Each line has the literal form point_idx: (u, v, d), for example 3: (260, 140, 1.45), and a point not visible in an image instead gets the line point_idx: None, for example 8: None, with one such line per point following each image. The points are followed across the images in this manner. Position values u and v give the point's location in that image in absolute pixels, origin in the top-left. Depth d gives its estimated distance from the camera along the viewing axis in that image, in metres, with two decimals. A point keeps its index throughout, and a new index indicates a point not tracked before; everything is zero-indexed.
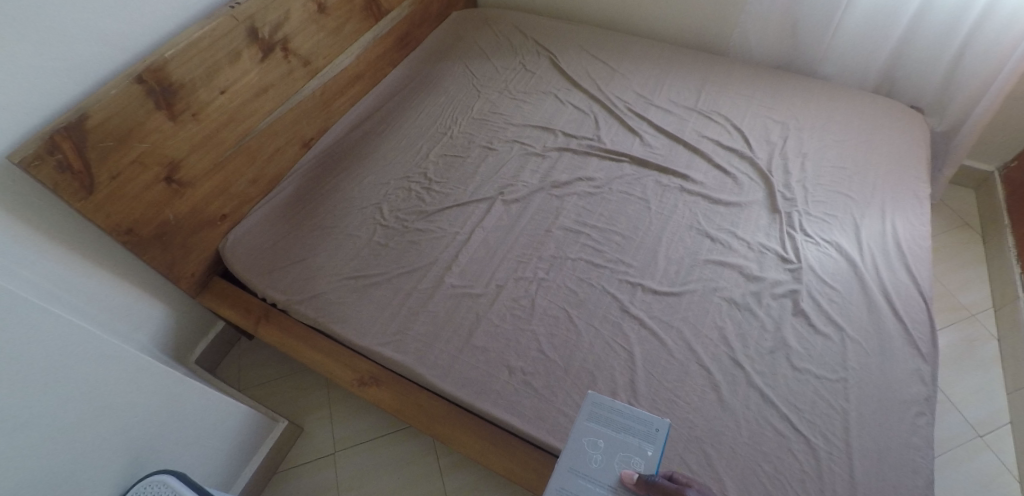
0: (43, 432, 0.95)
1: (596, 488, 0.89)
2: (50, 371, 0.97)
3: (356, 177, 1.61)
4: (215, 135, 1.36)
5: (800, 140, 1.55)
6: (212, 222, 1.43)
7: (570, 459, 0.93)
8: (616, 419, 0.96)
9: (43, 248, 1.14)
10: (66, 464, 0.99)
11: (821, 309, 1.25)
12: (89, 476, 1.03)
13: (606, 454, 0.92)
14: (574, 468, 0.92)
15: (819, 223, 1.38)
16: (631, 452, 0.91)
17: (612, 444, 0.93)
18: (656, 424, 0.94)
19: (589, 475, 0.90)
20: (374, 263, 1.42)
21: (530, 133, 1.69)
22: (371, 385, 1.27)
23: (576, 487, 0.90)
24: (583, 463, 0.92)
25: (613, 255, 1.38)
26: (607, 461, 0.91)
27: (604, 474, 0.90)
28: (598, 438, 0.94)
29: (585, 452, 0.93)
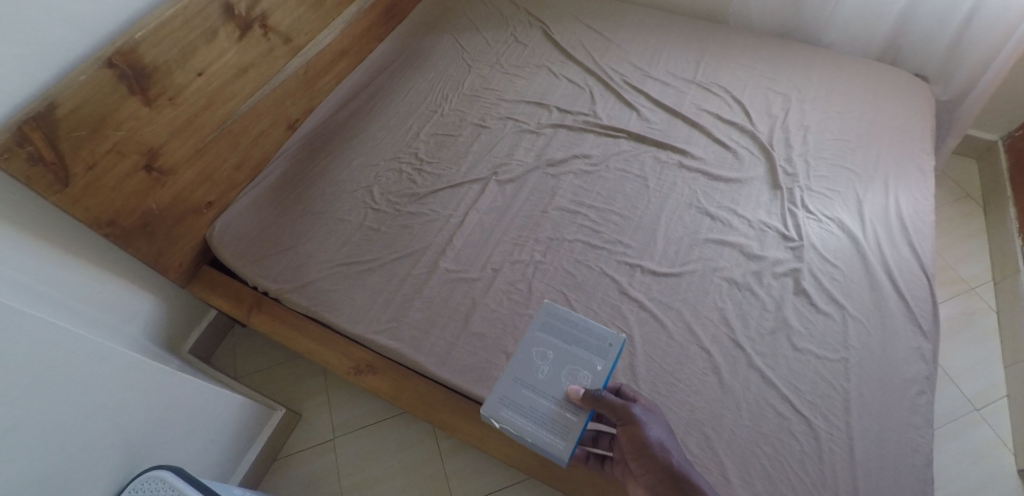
0: (36, 435, 0.93)
1: (539, 394, 1.02)
2: (38, 372, 0.94)
3: (344, 159, 1.56)
4: (194, 120, 1.31)
5: (802, 112, 1.51)
6: (196, 210, 1.39)
7: (519, 371, 1.05)
8: (568, 332, 1.08)
9: (22, 243, 1.10)
10: (61, 465, 0.97)
11: (822, 287, 1.23)
12: (87, 475, 1.02)
13: (553, 365, 1.04)
14: (522, 379, 1.05)
15: (821, 199, 1.35)
16: (579, 366, 1.03)
17: (561, 355, 1.05)
18: (608, 339, 1.05)
19: (535, 386, 1.03)
20: (367, 249, 1.39)
21: (523, 109, 1.63)
22: (368, 374, 1.25)
23: (521, 394, 1.03)
24: (530, 374, 1.04)
25: (611, 235, 1.35)
26: (553, 371, 1.04)
27: (548, 384, 1.03)
28: (547, 350, 1.07)
29: (535, 364, 1.05)
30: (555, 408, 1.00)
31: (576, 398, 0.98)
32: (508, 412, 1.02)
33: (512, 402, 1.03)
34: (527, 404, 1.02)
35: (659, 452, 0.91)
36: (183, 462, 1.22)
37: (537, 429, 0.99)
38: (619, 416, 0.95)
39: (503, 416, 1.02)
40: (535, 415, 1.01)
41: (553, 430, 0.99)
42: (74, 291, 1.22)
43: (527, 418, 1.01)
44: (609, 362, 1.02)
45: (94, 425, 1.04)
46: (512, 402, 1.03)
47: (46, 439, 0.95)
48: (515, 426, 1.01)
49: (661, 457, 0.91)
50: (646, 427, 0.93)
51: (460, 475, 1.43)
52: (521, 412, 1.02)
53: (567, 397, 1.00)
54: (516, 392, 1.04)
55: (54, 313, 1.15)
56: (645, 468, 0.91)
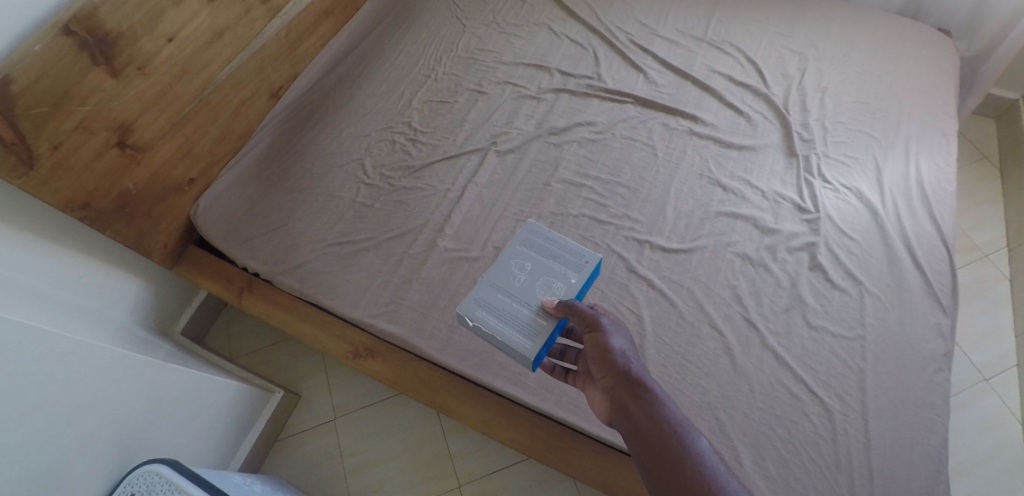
0: (22, 439, 0.87)
1: (514, 301, 0.99)
2: (17, 372, 0.88)
3: (334, 130, 1.49)
4: (167, 90, 1.20)
5: (820, 73, 1.43)
6: (178, 188, 1.31)
7: (496, 278, 1.02)
8: (547, 248, 1.06)
9: None
10: (49, 465, 0.91)
11: (839, 262, 1.17)
12: (82, 474, 0.96)
13: (530, 275, 1.01)
14: (499, 286, 1.01)
15: (839, 167, 1.29)
16: (554, 278, 1.00)
17: (538, 267, 1.02)
18: (585, 258, 1.03)
19: (511, 291, 1.00)
20: (360, 227, 1.32)
21: (522, 72, 1.54)
22: (365, 358, 1.20)
23: (495, 298, 1.00)
24: (508, 282, 1.01)
25: (618, 209, 1.28)
26: (530, 281, 1.00)
27: (524, 292, 0.99)
28: (525, 262, 1.04)
29: (513, 274, 1.02)
30: (529, 315, 0.96)
31: (550, 306, 0.94)
32: (483, 314, 0.99)
33: (487, 305, 1.00)
34: (501, 307, 0.99)
35: (620, 359, 0.83)
36: (179, 453, 1.17)
37: (508, 328, 0.96)
38: (585, 323, 0.88)
39: (477, 317, 0.99)
40: (507, 316, 0.98)
41: (523, 331, 0.95)
42: (54, 277, 1.14)
43: (499, 319, 0.98)
44: (584, 278, 1.01)
45: (81, 421, 0.98)
46: (488, 304, 1.00)
47: (31, 441, 0.88)
48: (486, 326, 0.98)
49: (621, 365, 0.82)
50: (610, 335, 0.85)
51: (463, 455, 1.41)
52: (494, 314, 0.99)
53: (541, 306, 0.96)
54: (491, 296, 1.01)
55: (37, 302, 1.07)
56: (604, 375, 0.83)
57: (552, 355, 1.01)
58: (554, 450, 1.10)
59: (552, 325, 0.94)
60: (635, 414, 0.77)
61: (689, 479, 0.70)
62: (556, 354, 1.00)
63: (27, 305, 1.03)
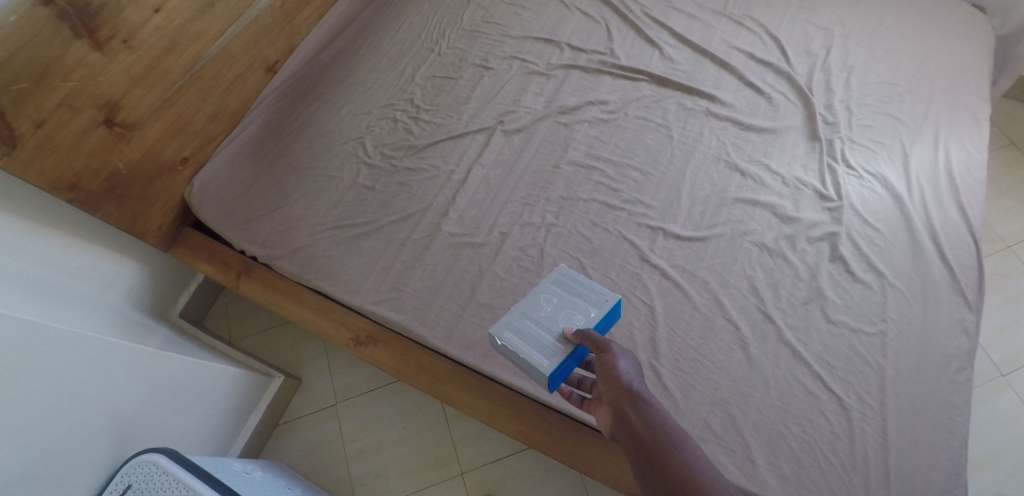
0: (15, 432, 0.84)
1: (537, 329, 0.96)
2: (8, 363, 0.84)
3: (332, 107, 1.42)
4: (157, 65, 1.14)
5: (846, 52, 1.37)
6: (170, 168, 1.26)
7: (525, 305, 1.00)
8: (576, 287, 1.01)
9: None
10: (45, 458, 0.88)
11: (860, 253, 1.12)
12: (79, 468, 0.93)
13: (555, 307, 0.98)
14: (526, 312, 0.99)
15: (863, 152, 1.23)
16: (577, 312, 0.96)
17: (564, 301, 0.99)
18: (607, 296, 1.00)
19: (535, 319, 0.97)
20: (361, 210, 1.27)
21: (530, 46, 1.47)
22: (368, 346, 1.16)
23: (520, 325, 0.97)
24: (533, 310, 0.98)
25: (630, 194, 1.22)
26: (554, 312, 0.97)
27: (548, 320, 0.96)
28: (553, 295, 1.00)
29: (539, 303, 0.99)
30: (549, 340, 0.93)
31: (568, 334, 0.90)
32: (509, 334, 0.97)
33: (513, 328, 0.98)
34: (524, 333, 0.96)
35: (625, 379, 0.77)
36: (178, 440, 1.15)
37: (531, 348, 0.94)
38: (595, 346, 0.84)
39: (504, 337, 0.97)
40: (529, 340, 0.95)
41: (544, 352, 0.92)
42: (45, 260, 1.09)
43: (523, 341, 0.95)
44: (604, 313, 0.97)
45: (76, 411, 0.95)
46: (515, 326, 0.98)
47: (23, 433, 0.85)
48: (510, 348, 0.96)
49: (625, 382, 0.77)
50: (617, 358, 0.81)
51: (466, 442, 1.39)
52: (518, 337, 0.96)
53: (562, 333, 0.93)
54: (517, 321, 0.98)
55: (28, 285, 1.03)
56: (607, 395, 0.77)
57: (571, 383, 0.97)
58: (562, 443, 1.06)
59: (573, 350, 0.90)
60: (638, 432, 0.71)
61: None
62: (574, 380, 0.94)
63: (20, 291, 0.99)
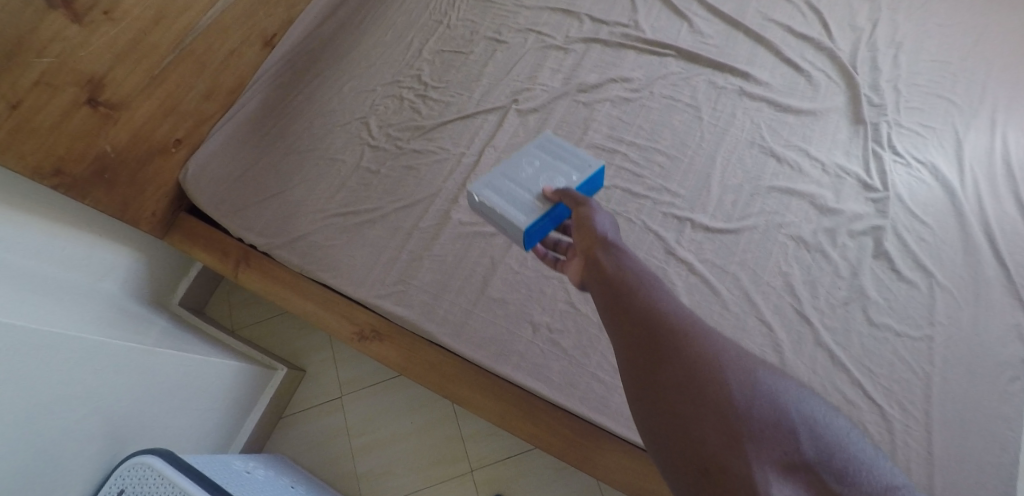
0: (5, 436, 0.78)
1: (517, 187, 0.92)
2: None
3: (334, 84, 1.33)
4: (143, 39, 1.06)
5: (894, 26, 1.26)
6: (163, 150, 1.18)
7: (506, 167, 0.96)
8: (558, 152, 0.97)
9: None
10: (37, 462, 0.82)
11: (907, 249, 1.03)
12: (73, 470, 0.87)
13: (537, 170, 0.94)
14: (506, 172, 0.95)
15: (911, 138, 1.13)
16: (559, 175, 0.93)
17: (546, 165, 0.95)
18: (591, 161, 0.96)
19: (517, 180, 0.93)
20: (365, 195, 1.18)
21: (548, 18, 1.36)
22: (373, 340, 1.08)
23: (499, 184, 0.93)
24: (515, 172, 0.94)
25: (655, 181, 1.13)
26: (535, 174, 0.93)
27: (529, 182, 0.92)
28: (534, 159, 0.96)
29: (521, 166, 0.95)
30: (529, 199, 0.90)
31: (549, 193, 0.89)
32: (488, 192, 0.93)
33: (493, 186, 0.94)
34: (505, 191, 0.92)
35: (598, 229, 0.81)
36: (174, 439, 1.09)
37: (506, 203, 0.91)
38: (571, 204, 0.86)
39: (481, 194, 0.93)
40: (509, 196, 0.91)
41: (522, 209, 0.89)
42: (34, 249, 1.03)
43: (502, 197, 0.92)
44: (587, 177, 0.94)
45: (69, 409, 0.89)
46: (494, 185, 0.94)
47: (13, 437, 0.79)
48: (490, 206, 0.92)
49: (599, 231, 0.80)
50: (595, 212, 0.84)
51: (476, 438, 1.33)
52: (499, 194, 0.92)
53: (543, 192, 0.90)
54: (498, 181, 0.94)
55: (22, 277, 0.97)
56: (583, 244, 0.81)
57: (547, 246, 0.94)
58: (581, 450, 0.95)
59: (550, 209, 0.88)
60: (608, 272, 0.74)
61: (665, 343, 0.64)
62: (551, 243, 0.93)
63: (10, 283, 0.93)
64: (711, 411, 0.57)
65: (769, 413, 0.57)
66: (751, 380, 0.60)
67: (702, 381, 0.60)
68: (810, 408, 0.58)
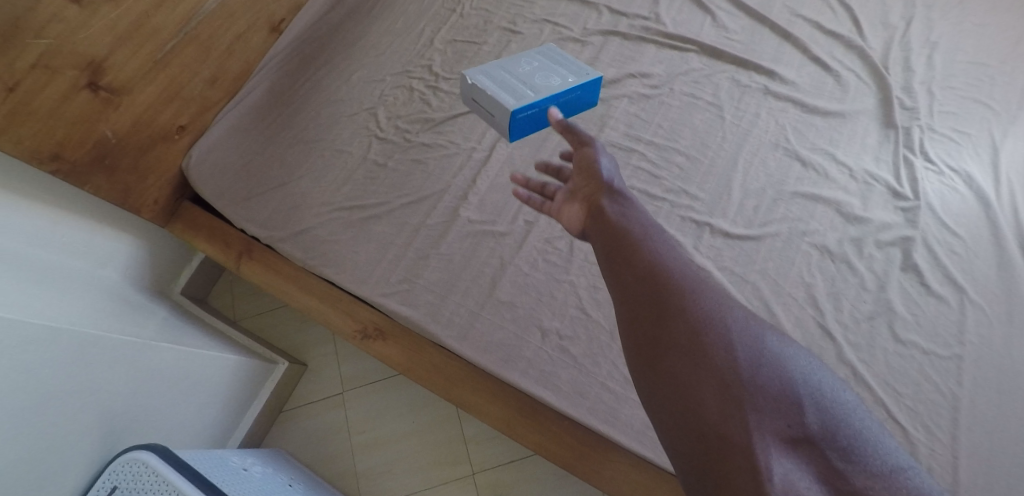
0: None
1: (510, 77, 1.05)
2: None
3: (343, 73, 1.29)
4: (145, 22, 1.02)
5: (929, 24, 1.19)
6: (166, 137, 1.14)
7: (505, 61, 1.09)
8: (558, 59, 1.10)
9: None
10: (32, 459, 0.79)
11: (937, 262, 0.98)
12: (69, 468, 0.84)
13: (533, 68, 1.06)
14: (504, 65, 1.08)
15: (945, 145, 1.07)
16: (553, 75, 1.06)
17: (543, 66, 1.07)
18: (589, 71, 1.08)
19: (512, 73, 1.06)
20: (372, 189, 1.15)
21: (565, 8, 1.31)
22: (375, 339, 1.05)
23: (496, 73, 1.07)
24: (512, 66, 1.07)
25: (673, 183, 1.08)
26: (532, 71, 1.06)
27: (524, 74, 1.05)
28: (533, 60, 1.08)
29: (519, 63, 1.08)
30: (519, 87, 1.03)
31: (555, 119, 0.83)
32: (483, 77, 1.06)
33: (488, 73, 1.07)
34: (499, 79, 1.05)
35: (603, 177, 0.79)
36: (172, 433, 1.07)
37: (505, 90, 1.04)
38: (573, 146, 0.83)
39: (475, 77, 1.07)
40: (502, 83, 1.05)
41: None
42: (32, 236, 1.00)
43: (495, 83, 1.05)
44: (580, 81, 1.06)
45: (63, 405, 0.86)
46: (489, 73, 1.07)
47: (6, 433, 0.76)
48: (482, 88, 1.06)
49: (604, 177, 0.79)
50: (599, 155, 0.82)
51: (479, 440, 1.30)
52: (493, 81, 1.06)
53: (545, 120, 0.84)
54: (495, 71, 1.07)
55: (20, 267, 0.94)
56: (586, 188, 0.79)
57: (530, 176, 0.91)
58: (588, 462, 0.92)
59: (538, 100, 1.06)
60: (612, 222, 0.72)
61: (666, 305, 0.62)
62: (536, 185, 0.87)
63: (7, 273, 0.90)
64: (712, 379, 0.56)
65: (776, 386, 0.55)
66: (757, 354, 0.58)
67: (704, 349, 0.58)
68: (820, 389, 0.56)
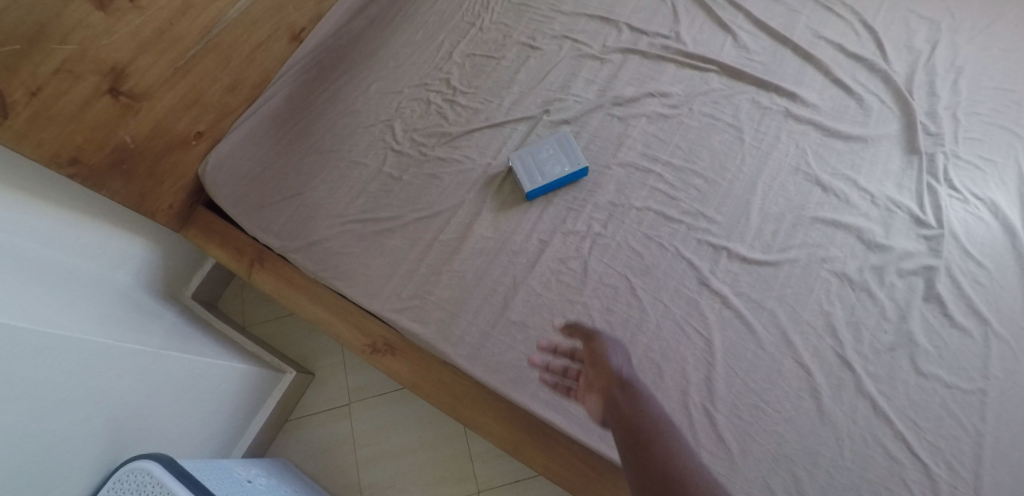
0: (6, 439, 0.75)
1: (531, 161, 1.11)
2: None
3: (360, 84, 1.29)
4: (168, 29, 1.03)
5: (955, 48, 1.17)
6: (183, 143, 1.15)
7: (531, 146, 1.13)
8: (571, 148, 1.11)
9: None
10: (39, 465, 0.79)
11: (961, 293, 0.95)
12: (75, 476, 0.84)
13: (550, 155, 1.11)
14: (529, 150, 1.12)
15: (970, 172, 1.05)
16: (563, 160, 1.10)
17: (557, 153, 1.11)
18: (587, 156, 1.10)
19: (534, 159, 1.11)
20: (386, 202, 1.14)
21: (585, 24, 1.30)
22: (384, 354, 1.04)
23: (522, 157, 1.12)
24: (535, 151, 1.12)
25: (691, 205, 1.07)
26: (548, 158, 1.11)
27: (542, 161, 1.11)
28: (551, 147, 1.12)
29: (541, 148, 1.12)
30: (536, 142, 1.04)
31: None
32: (514, 161, 1.12)
33: (519, 157, 1.12)
34: (526, 164, 1.11)
35: (614, 368, 0.77)
36: (177, 442, 1.07)
37: (525, 176, 1.09)
38: (584, 336, 0.83)
39: (512, 160, 1.12)
40: (526, 167, 1.10)
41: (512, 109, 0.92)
42: (48, 239, 1.01)
43: (522, 167, 1.10)
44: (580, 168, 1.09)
45: (71, 411, 0.85)
46: (519, 156, 1.12)
47: (15, 440, 0.76)
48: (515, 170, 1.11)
49: (615, 371, 0.76)
50: (611, 350, 0.80)
51: (485, 458, 1.28)
52: (522, 163, 1.11)
53: None
54: (523, 155, 1.12)
55: (33, 270, 0.94)
56: (599, 381, 0.77)
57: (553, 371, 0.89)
58: (596, 487, 0.90)
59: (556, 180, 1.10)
60: (627, 417, 0.70)
61: None
62: (558, 368, 0.89)
63: (23, 275, 0.90)
64: None
65: None
66: None
67: None
68: None
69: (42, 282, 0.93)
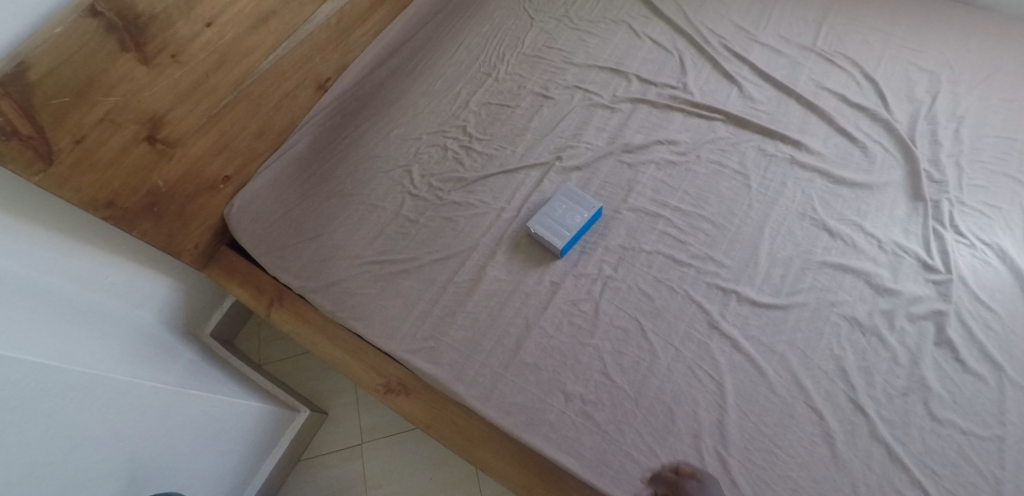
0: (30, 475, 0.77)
1: (554, 220, 1.12)
2: (27, 401, 0.77)
3: (381, 131, 1.35)
4: (205, 81, 1.09)
5: (955, 99, 1.21)
6: (211, 186, 1.20)
7: (545, 207, 1.14)
8: (583, 198, 1.14)
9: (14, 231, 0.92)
10: None
11: (972, 337, 0.96)
12: None
13: (566, 211, 1.13)
14: (545, 211, 1.14)
15: (976, 218, 1.06)
16: (578, 211, 1.13)
17: (572, 208, 1.14)
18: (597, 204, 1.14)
19: (553, 217, 1.13)
20: (402, 244, 1.18)
21: (595, 75, 1.36)
22: (398, 394, 1.05)
23: (543, 220, 1.13)
24: (551, 211, 1.14)
25: (700, 249, 1.10)
26: (565, 213, 1.13)
27: (561, 217, 1.12)
28: (563, 204, 1.14)
29: (554, 207, 1.14)
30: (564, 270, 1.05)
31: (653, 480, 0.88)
32: (537, 226, 1.12)
33: (541, 222, 1.12)
34: (549, 226, 1.12)
35: None
36: (191, 480, 1.08)
37: (552, 236, 1.10)
38: None
39: (534, 228, 1.12)
40: (550, 228, 1.11)
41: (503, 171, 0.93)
42: (77, 277, 1.05)
43: (548, 230, 1.11)
44: (592, 215, 1.13)
45: (91, 448, 0.88)
46: (540, 220, 1.13)
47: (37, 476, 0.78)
48: (540, 235, 1.11)
49: None
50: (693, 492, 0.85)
51: None
52: (545, 227, 1.12)
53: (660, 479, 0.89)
54: (542, 217, 1.13)
55: (63, 308, 0.97)
56: None
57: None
58: None
59: (576, 232, 1.12)
60: None
61: None
62: None
63: (53, 314, 0.93)
64: None
65: None
66: None
67: None
68: None
69: (70, 321, 0.96)
